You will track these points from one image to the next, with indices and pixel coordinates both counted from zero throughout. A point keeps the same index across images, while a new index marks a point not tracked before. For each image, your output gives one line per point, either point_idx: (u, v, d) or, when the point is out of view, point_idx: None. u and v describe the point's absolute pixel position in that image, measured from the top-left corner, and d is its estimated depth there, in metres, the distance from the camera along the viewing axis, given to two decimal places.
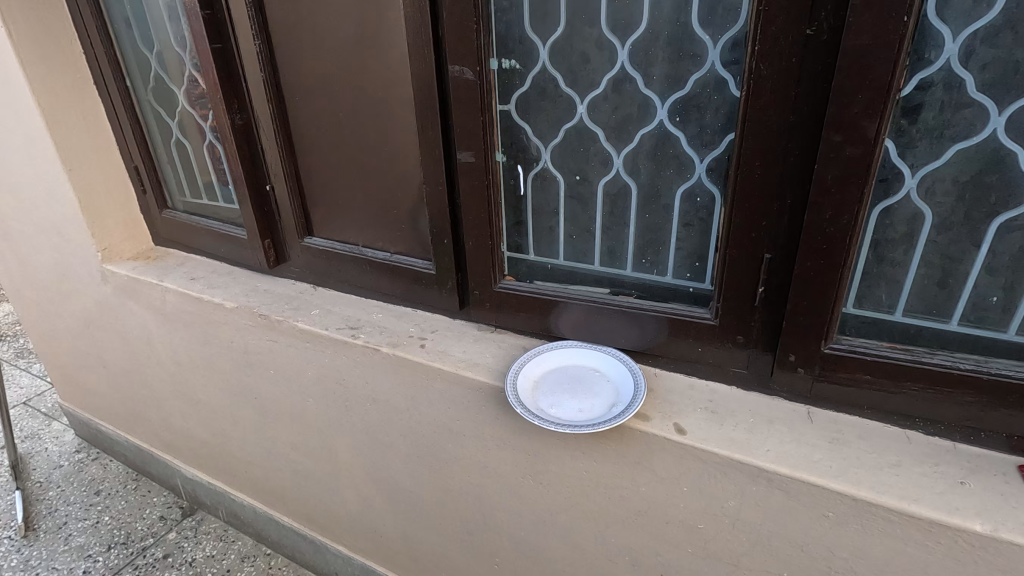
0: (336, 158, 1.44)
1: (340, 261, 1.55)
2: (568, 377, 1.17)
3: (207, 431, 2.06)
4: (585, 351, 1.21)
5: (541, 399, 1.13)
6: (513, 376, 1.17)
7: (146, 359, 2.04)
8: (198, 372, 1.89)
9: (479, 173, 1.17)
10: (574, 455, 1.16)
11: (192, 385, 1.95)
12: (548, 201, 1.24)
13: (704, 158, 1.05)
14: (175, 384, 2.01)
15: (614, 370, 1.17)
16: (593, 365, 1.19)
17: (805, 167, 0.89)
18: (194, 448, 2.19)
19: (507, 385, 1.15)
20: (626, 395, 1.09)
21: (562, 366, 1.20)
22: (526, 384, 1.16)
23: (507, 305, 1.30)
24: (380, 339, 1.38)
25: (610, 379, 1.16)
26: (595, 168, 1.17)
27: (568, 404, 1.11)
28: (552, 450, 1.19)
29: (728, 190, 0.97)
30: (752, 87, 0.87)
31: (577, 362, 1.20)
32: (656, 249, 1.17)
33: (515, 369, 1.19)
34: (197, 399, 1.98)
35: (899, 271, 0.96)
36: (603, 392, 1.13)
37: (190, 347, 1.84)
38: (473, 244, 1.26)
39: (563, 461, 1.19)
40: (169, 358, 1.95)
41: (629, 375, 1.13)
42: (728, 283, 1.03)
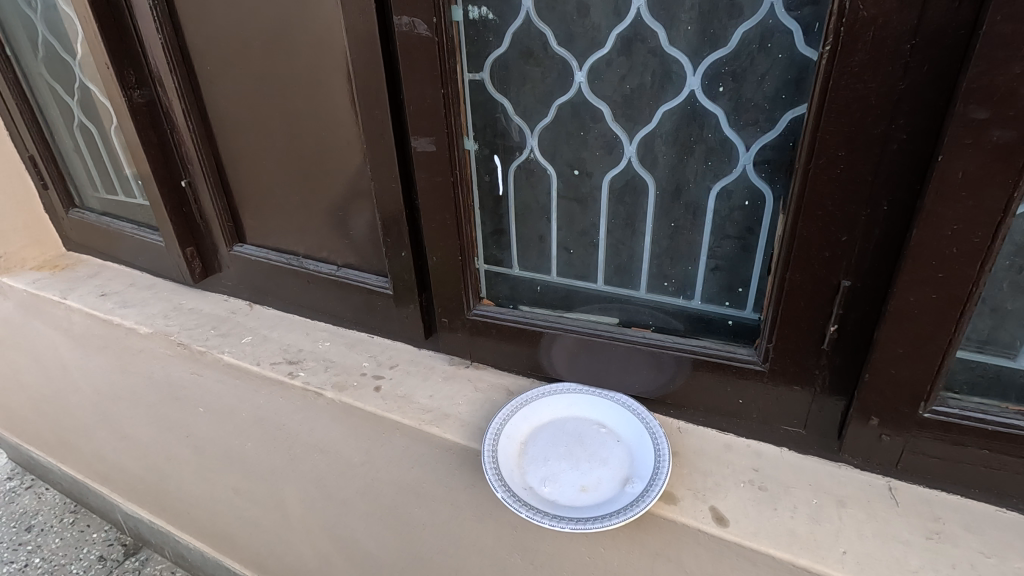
0: (264, 146, 1.13)
1: (280, 275, 1.25)
2: (566, 439, 0.90)
3: (141, 467, 1.77)
4: (588, 399, 0.93)
5: (530, 473, 0.86)
6: (492, 438, 0.88)
7: (64, 386, 1.73)
8: (120, 403, 1.59)
9: (442, 167, 0.86)
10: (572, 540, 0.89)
11: (117, 417, 1.64)
12: (535, 202, 0.94)
13: (753, 144, 0.75)
14: (99, 415, 1.70)
15: (626, 428, 0.89)
16: (598, 419, 0.92)
17: (915, 158, 0.60)
18: (131, 484, 1.89)
19: (485, 454, 0.85)
20: (645, 468, 0.82)
21: (559, 421, 0.92)
22: (511, 451, 0.88)
23: (485, 336, 1.01)
24: (324, 379, 1.09)
25: (620, 441, 0.88)
26: (599, 158, 0.87)
27: (567, 481, 0.84)
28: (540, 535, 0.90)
29: (792, 190, 0.68)
30: (842, 37, 0.58)
31: (577, 416, 0.93)
32: (680, 266, 0.89)
33: (496, 427, 0.89)
34: (124, 432, 1.68)
35: None
36: (612, 460, 0.86)
37: (107, 375, 1.53)
38: (439, 260, 0.96)
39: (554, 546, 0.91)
40: (87, 386, 1.64)
41: (647, 437, 0.86)
42: (784, 318, 0.75)
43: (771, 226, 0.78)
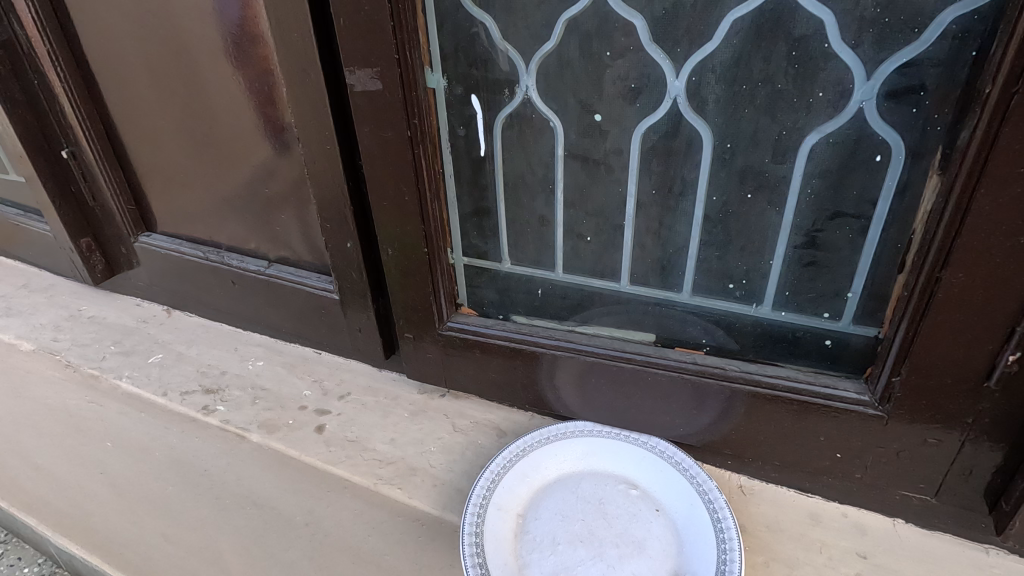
0: (164, 100, 0.83)
1: (198, 274, 0.96)
2: (581, 510, 0.63)
3: None
4: (609, 447, 0.67)
5: (533, 567, 0.59)
6: (476, 513, 0.60)
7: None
8: None
9: (392, 116, 0.57)
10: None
11: None
12: (531, 169, 0.64)
13: (880, 68, 0.46)
14: None
15: (668, 492, 0.62)
16: (625, 477, 0.65)
17: None
18: None
19: (467, 546, 0.57)
20: (703, 564, 0.56)
21: (570, 481, 0.66)
22: (503, 532, 0.60)
23: (466, 359, 0.73)
24: (251, 416, 0.82)
25: (660, 511, 0.62)
26: (625, 100, 0.57)
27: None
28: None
29: (968, 133, 0.41)
30: None
31: (595, 472, 0.66)
32: (747, 261, 0.60)
33: (480, 500, 0.61)
34: None
35: None
36: (651, 546, 0.59)
37: None
38: (396, 254, 0.68)
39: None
40: None
41: (700, 510, 0.59)
42: (929, 341, 0.48)
43: (910, 200, 0.48)
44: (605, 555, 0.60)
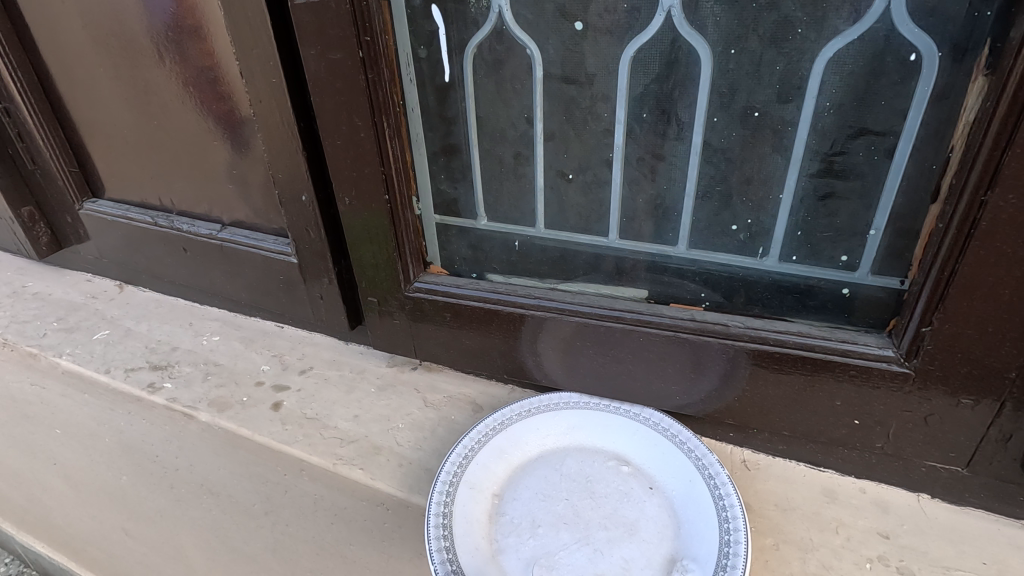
0: (100, 41, 0.74)
1: (148, 242, 0.88)
2: (566, 490, 0.56)
3: None
4: (597, 420, 0.60)
5: (508, 552, 0.51)
6: (443, 492, 0.52)
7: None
8: None
9: (340, 32, 0.49)
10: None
11: None
12: (507, 102, 0.56)
13: None
14: None
15: (663, 469, 0.55)
16: (615, 453, 0.58)
17: None
18: None
19: (431, 528, 0.50)
20: (705, 548, 0.48)
21: (553, 458, 0.58)
22: (476, 514, 0.53)
23: (437, 326, 0.66)
24: (200, 393, 0.73)
25: (654, 490, 0.54)
26: (613, 11, 0.49)
27: (571, 568, 0.50)
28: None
29: None
30: None
31: (582, 449, 0.59)
32: (751, 203, 0.53)
33: (449, 477, 0.54)
34: None
35: None
36: (644, 528, 0.52)
37: None
38: (354, 204, 0.60)
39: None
40: None
41: (700, 488, 0.52)
42: (967, 280, 0.41)
43: (946, 111, 0.41)
44: (592, 540, 0.52)
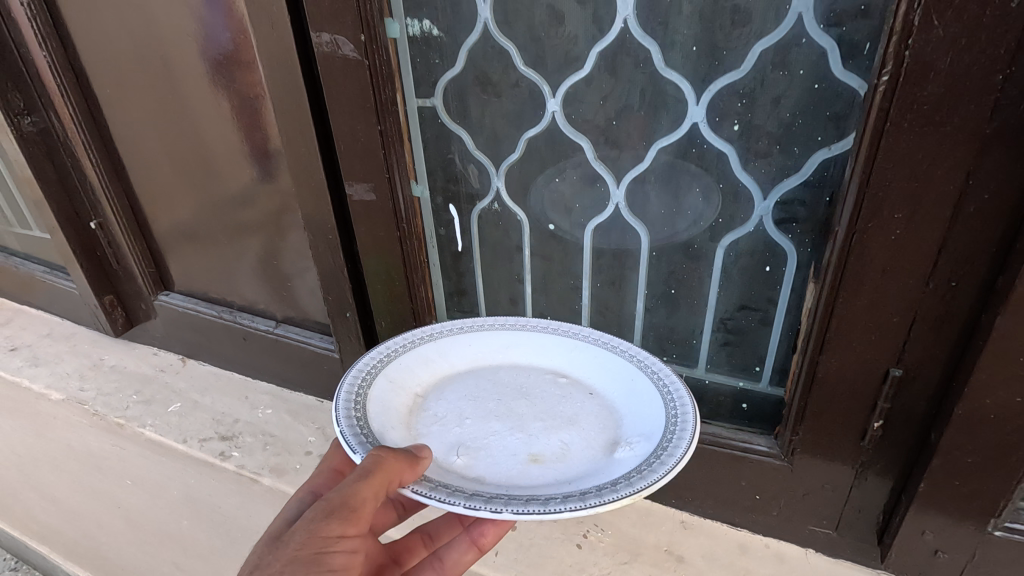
0: (177, 164, 0.93)
1: (212, 330, 1.07)
2: (495, 395, 0.61)
3: (44, 546, 1.47)
4: (528, 340, 0.66)
5: (432, 435, 0.55)
6: (363, 374, 0.57)
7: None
8: (24, 474, 1.34)
9: (384, 220, 0.70)
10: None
11: (19, 491, 1.39)
12: (502, 256, 0.76)
13: (770, 192, 0.58)
14: None
15: (603, 377, 0.61)
16: (552, 368, 0.64)
17: (1005, 221, 0.45)
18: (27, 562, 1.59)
19: (339, 402, 0.52)
20: (646, 425, 0.53)
21: (484, 370, 0.64)
22: (393, 403, 0.57)
23: None
24: (262, 462, 0.92)
25: (593, 394, 0.60)
26: (577, 204, 0.69)
27: (501, 449, 0.54)
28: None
29: (829, 253, 0.53)
30: (909, 61, 0.42)
31: (516, 363, 0.65)
32: (681, 335, 0.72)
33: (370, 365, 0.58)
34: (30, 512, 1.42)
35: None
36: (582, 420, 0.58)
37: (11, 443, 1.29)
38: (389, 326, 0.80)
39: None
40: None
41: (642, 382, 0.58)
42: (815, 409, 0.60)
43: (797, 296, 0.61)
44: (526, 430, 0.57)
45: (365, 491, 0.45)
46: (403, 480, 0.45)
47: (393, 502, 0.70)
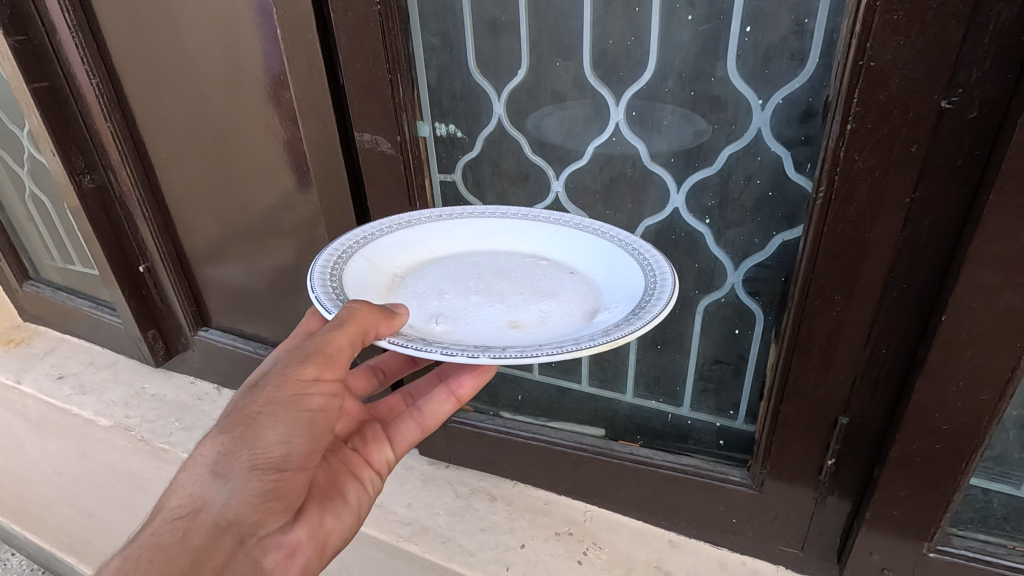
0: (219, 223, 1.02)
1: (247, 364, 1.18)
2: (474, 274, 0.63)
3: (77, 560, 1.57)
4: (508, 226, 0.68)
5: (412, 306, 0.57)
6: (341, 252, 0.59)
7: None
8: (63, 492, 1.44)
9: None
10: (224, 477, 0.52)
11: (57, 508, 1.49)
12: None
13: (740, 265, 0.70)
14: (27, 501, 1.53)
15: (584, 257, 0.64)
16: (534, 254, 0.66)
17: (920, 304, 0.56)
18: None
19: (313, 271, 0.55)
20: (625, 292, 0.55)
21: (464, 257, 0.66)
22: (371, 280, 0.59)
23: (465, 444, 0.95)
24: None
25: (573, 273, 0.63)
26: None
27: (481, 316, 0.56)
28: (183, 482, 0.53)
29: (785, 323, 0.63)
30: (838, 184, 0.53)
31: (496, 249, 0.67)
32: (668, 379, 0.83)
33: (346, 247, 0.60)
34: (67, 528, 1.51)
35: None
36: (562, 292, 0.60)
37: (54, 464, 1.39)
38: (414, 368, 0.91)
39: (302, 421, 0.53)
40: (28, 471, 1.47)
41: (623, 259, 0.59)
42: (779, 448, 0.71)
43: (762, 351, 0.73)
44: (506, 302, 0.59)
45: (339, 337, 0.48)
46: (380, 332, 0.48)
47: (372, 369, 0.79)
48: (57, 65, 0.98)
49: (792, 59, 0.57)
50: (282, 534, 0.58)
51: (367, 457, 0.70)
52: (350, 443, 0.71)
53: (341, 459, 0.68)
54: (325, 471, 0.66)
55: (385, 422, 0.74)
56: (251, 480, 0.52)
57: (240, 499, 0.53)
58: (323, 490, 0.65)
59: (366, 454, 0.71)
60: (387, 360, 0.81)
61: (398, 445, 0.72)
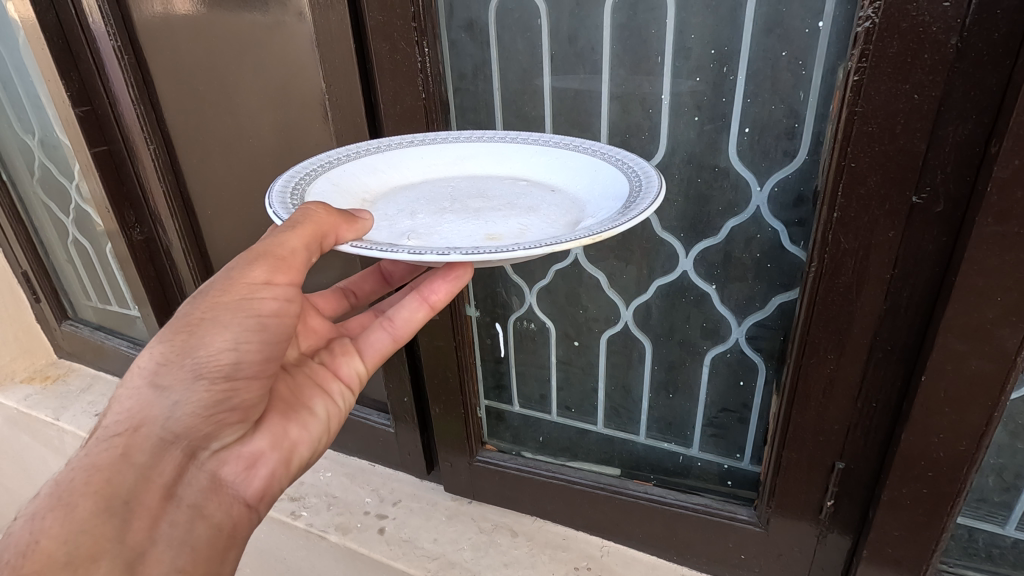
0: None
1: None
2: (449, 197, 0.64)
3: None
4: (483, 149, 0.69)
5: (383, 226, 0.58)
6: (304, 175, 0.60)
7: None
8: None
9: (444, 333, 0.91)
10: (167, 388, 0.54)
11: None
12: (535, 358, 0.96)
13: (743, 322, 0.78)
14: None
15: (564, 176, 0.64)
16: (513, 175, 0.67)
17: (903, 362, 0.63)
18: None
19: (273, 191, 0.56)
20: (608, 198, 0.56)
21: (438, 181, 0.67)
22: (337, 201, 0.60)
23: (488, 483, 1.02)
24: (328, 520, 1.05)
25: (553, 190, 0.63)
26: (594, 321, 0.89)
27: (456, 230, 0.57)
28: (123, 398, 0.55)
29: (785, 377, 0.71)
30: (827, 261, 0.61)
31: (472, 173, 0.68)
32: (678, 422, 0.90)
33: (309, 170, 0.62)
34: None
35: (1009, 495, 0.70)
36: (542, 207, 0.60)
37: None
38: (442, 411, 0.99)
39: (252, 326, 0.56)
40: None
41: (605, 170, 0.61)
42: (782, 490, 0.77)
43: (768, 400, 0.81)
44: (483, 217, 0.60)
45: (298, 240, 0.50)
46: (341, 236, 0.51)
47: (342, 291, 0.82)
48: (116, 133, 1.07)
49: (785, 154, 0.66)
50: (241, 444, 0.61)
51: (336, 370, 0.72)
52: (318, 357, 0.72)
53: (307, 372, 0.70)
54: (290, 383, 0.68)
55: (355, 337, 0.75)
56: (197, 390, 0.55)
57: (184, 411, 0.55)
58: (287, 402, 0.67)
59: (335, 368, 0.72)
60: (358, 282, 0.83)
61: (368, 358, 0.74)
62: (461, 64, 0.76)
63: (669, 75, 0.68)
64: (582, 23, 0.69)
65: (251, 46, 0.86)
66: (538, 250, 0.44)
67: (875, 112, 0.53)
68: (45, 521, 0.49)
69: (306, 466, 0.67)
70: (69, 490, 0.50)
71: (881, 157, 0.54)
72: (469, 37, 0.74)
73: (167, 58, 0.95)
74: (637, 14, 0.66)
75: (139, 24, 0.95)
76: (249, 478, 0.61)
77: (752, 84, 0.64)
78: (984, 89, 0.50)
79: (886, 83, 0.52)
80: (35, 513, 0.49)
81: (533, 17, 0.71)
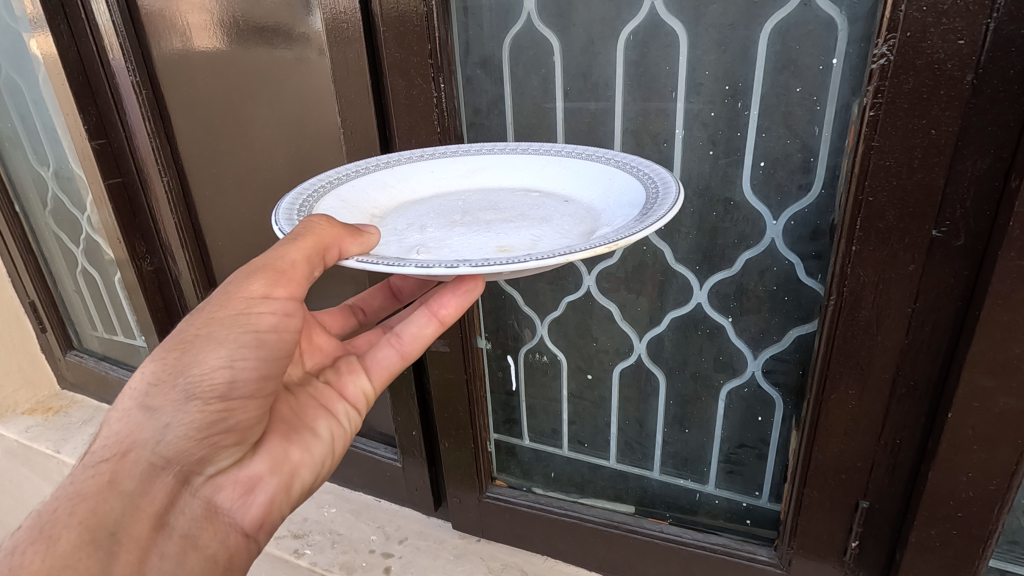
0: None
1: None
2: (460, 210, 0.64)
3: None
4: (493, 162, 0.69)
5: (392, 240, 0.58)
6: (312, 189, 0.61)
7: None
8: None
9: (456, 365, 0.90)
10: (157, 410, 0.53)
11: None
12: (546, 391, 0.95)
13: (760, 356, 0.77)
14: None
15: (577, 188, 0.64)
16: (525, 186, 0.67)
17: (928, 397, 0.62)
18: None
19: (282, 205, 0.57)
20: (624, 206, 0.56)
21: (448, 194, 0.68)
22: (346, 216, 0.60)
23: (497, 520, 0.99)
24: (332, 559, 1.02)
25: (565, 201, 0.63)
26: (606, 353, 0.87)
27: (466, 243, 0.57)
28: (112, 422, 0.54)
29: (805, 411, 0.69)
30: (847, 294, 0.60)
31: (484, 185, 0.68)
32: (694, 457, 0.88)
33: (319, 184, 0.62)
34: None
35: None
36: (554, 218, 0.60)
37: None
38: (451, 445, 0.97)
39: (249, 342, 0.54)
40: None
41: (620, 177, 0.61)
42: (803, 529, 0.75)
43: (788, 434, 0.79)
44: (495, 229, 0.59)
45: (300, 252, 0.50)
46: (346, 249, 0.51)
47: (349, 309, 0.81)
48: (131, 165, 1.09)
49: (800, 187, 0.66)
50: (240, 467, 0.59)
51: (342, 391, 0.70)
52: (323, 377, 0.70)
53: (312, 393, 0.68)
54: (292, 403, 0.66)
55: (362, 354, 0.74)
56: (191, 409, 0.53)
57: (175, 434, 0.53)
58: (288, 422, 0.64)
59: (342, 387, 0.70)
60: (367, 299, 0.83)
61: (375, 375, 0.72)
62: (476, 98, 0.77)
63: (683, 111, 0.68)
64: (594, 59, 0.70)
65: (267, 79, 0.88)
66: (552, 260, 0.43)
67: (892, 146, 0.53)
68: (26, 555, 0.48)
69: (308, 492, 0.64)
70: (51, 522, 0.49)
71: (899, 189, 0.54)
72: (484, 73, 0.75)
73: (183, 91, 0.97)
74: (649, 51, 0.67)
75: (158, 60, 0.97)
76: (246, 505, 0.58)
77: (765, 118, 0.65)
78: (1002, 123, 0.50)
79: (902, 118, 0.52)
80: (16, 547, 0.48)
81: (547, 54, 0.72)
